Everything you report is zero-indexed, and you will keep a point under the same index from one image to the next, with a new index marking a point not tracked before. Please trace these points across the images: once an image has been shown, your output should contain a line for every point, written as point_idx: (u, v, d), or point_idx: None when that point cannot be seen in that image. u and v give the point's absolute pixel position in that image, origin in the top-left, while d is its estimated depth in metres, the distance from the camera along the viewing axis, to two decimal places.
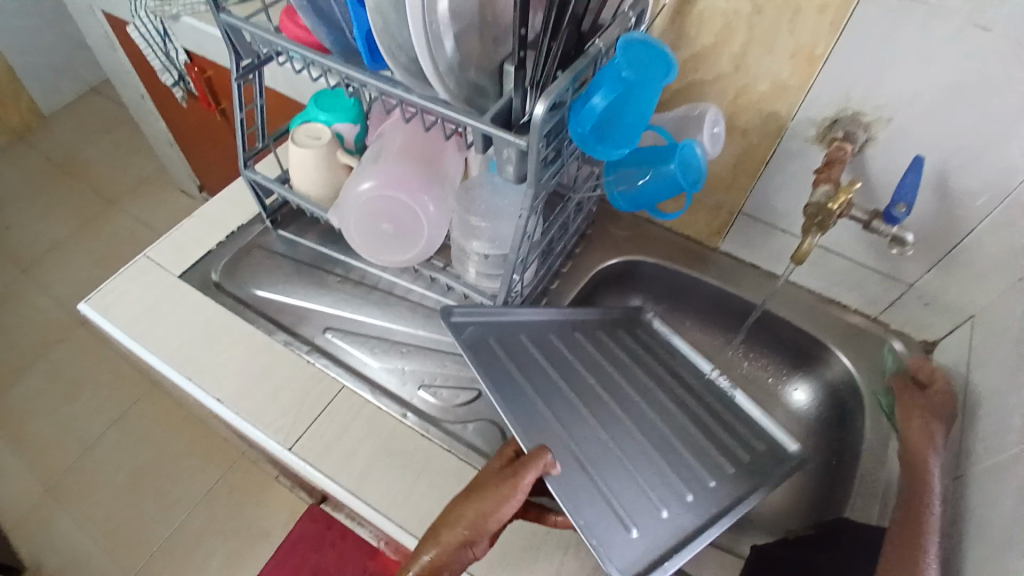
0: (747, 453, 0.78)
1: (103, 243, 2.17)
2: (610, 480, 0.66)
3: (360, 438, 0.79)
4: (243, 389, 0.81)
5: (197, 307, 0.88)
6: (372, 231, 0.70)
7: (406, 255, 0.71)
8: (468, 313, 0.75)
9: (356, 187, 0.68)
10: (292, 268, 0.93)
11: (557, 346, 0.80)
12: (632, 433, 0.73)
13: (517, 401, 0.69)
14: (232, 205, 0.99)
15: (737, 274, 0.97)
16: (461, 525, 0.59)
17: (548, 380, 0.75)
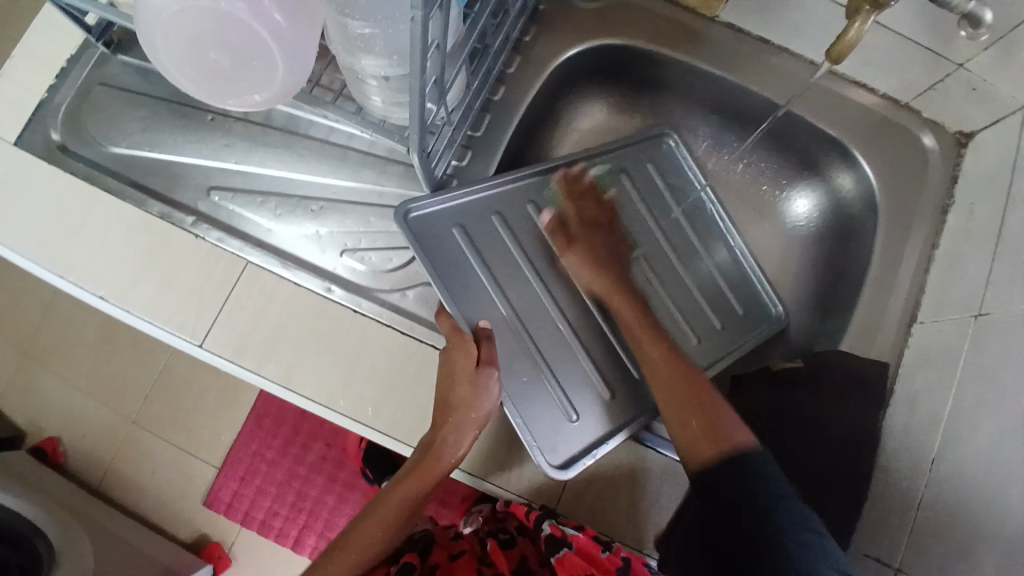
0: (721, 311, 0.73)
1: None
2: (558, 368, 0.67)
3: (280, 324, 0.65)
4: (129, 281, 0.65)
5: (43, 179, 0.67)
6: (195, 66, 0.47)
7: (255, 96, 0.49)
8: (427, 205, 0.65)
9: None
10: (153, 110, 0.71)
11: (533, 210, 0.70)
12: (594, 310, 0.70)
13: (467, 291, 0.66)
14: (47, 25, 0.71)
15: (734, 54, 0.72)
16: (462, 435, 0.58)
17: (495, 266, 0.68)
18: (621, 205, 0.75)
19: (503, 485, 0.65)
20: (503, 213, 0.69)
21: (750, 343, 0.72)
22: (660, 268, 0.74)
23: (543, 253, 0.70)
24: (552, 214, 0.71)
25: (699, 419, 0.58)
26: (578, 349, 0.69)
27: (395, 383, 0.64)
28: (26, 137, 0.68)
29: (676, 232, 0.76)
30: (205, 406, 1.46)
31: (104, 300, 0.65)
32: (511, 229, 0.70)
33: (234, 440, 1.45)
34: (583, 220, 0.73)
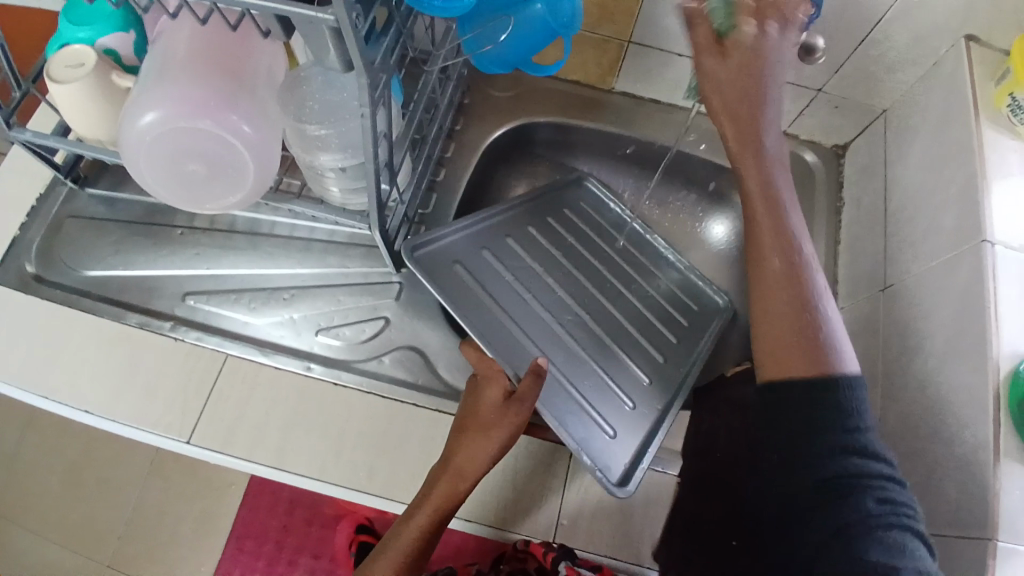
0: (679, 308, 0.81)
1: None
2: (580, 383, 0.71)
3: (266, 407, 0.68)
4: (114, 392, 0.68)
5: (23, 310, 0.70)
6: (177, 178, 0.54)
7: (231, 199, 0.56)
8: (427, 242, 0.72)
9: (138, 126, 0.51)
10: (123, 231, 0.76)
11: (516, 248, 0.78)
12: (594, 329, 0.76)
13: (480, 315, 0.71)
14: (15, 170, 0.77)
15: (637, 114, 0.85)
16: (479, 461, 0.60)
17: (497, 292, 0.74)
18: (555, 243, 0.81)
19: (500, 527, 0.67)
20: (489, 249, 0.77)
21: (712, 337, 0.78)
22: (631, 287, 0.81)
23: (536, 283, 0.77)
24: (524, 246, 0.79)
25: (790, 333, 0.54)
26: (590, 362, 0.73)
27: (383, 445, 0.67)
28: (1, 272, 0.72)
29: (622, 253, 0.84)
30: (184, 537, 1.40)
31: (90, 414, 0.67)
32: (500, 259, 0.77)
33: (218, 565, 1.38)
34: (553, 249, 0.81)
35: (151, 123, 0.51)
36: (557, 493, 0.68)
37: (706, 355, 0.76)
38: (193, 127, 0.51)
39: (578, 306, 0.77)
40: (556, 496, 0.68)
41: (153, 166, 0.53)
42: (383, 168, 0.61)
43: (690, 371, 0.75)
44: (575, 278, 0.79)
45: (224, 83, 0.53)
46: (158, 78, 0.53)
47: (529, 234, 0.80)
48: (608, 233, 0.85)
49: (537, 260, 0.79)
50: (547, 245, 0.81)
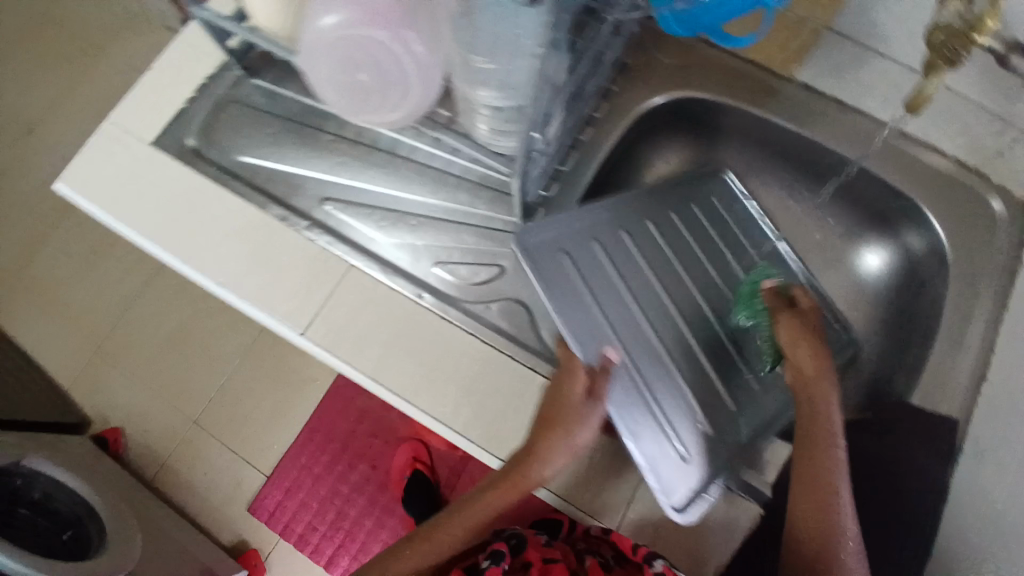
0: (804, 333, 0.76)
1: (88, 89, 1.75)
2: (660, 388, 0.69)
3: (374, 323, 0.70)
4: (247, 271, 0.73)
5: (180, 180, 0.76)
6: (343, 83, 0.55)
7: (388, 114, 0.57)
8: (538, 226, 0.70)
9: (317, 26, 0.52)
10: (278, 126, 0.79)
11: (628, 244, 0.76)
12: (688, 340, 0.73)
13: (570, 303, 0.69)
14: (197, 46, 0.81)
15: (813, 109, 0.76)
16: (555, 462, 0.62)
17: (594, 285, 0.72)
18: (683, 257, 0.78)
19: (567, 502, 0.66)
20: (599, 242, 0.74)
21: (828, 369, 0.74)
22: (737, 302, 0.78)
23: (642, 280, 0.75)
24: (640, 242, 0.77)
25: (812, 494, 0.59)
26: (676, 371, 0.71)
27: (471, 388, 0.68)
28: (168, 140, 0.78)
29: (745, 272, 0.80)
30: (263, 414, 1.53)
31: (223, 288, 0.73)
32: (608, 251, 0.74)
33: (287, 449, 1.51)
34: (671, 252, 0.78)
35: (329, 25, 0.52)
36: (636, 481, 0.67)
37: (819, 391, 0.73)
38: (367, 35, 0.52)
39: (677, 312, 0.75)
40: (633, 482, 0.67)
41: (325, 71, 0.55)
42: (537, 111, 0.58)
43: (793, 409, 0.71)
44: (687, 285, 0.77)
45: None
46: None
47: (646, 227, 0.78)
48: (729, 237, 0.82)
49: (648, 258, 0.76)
50: (660, 242, 0.78)
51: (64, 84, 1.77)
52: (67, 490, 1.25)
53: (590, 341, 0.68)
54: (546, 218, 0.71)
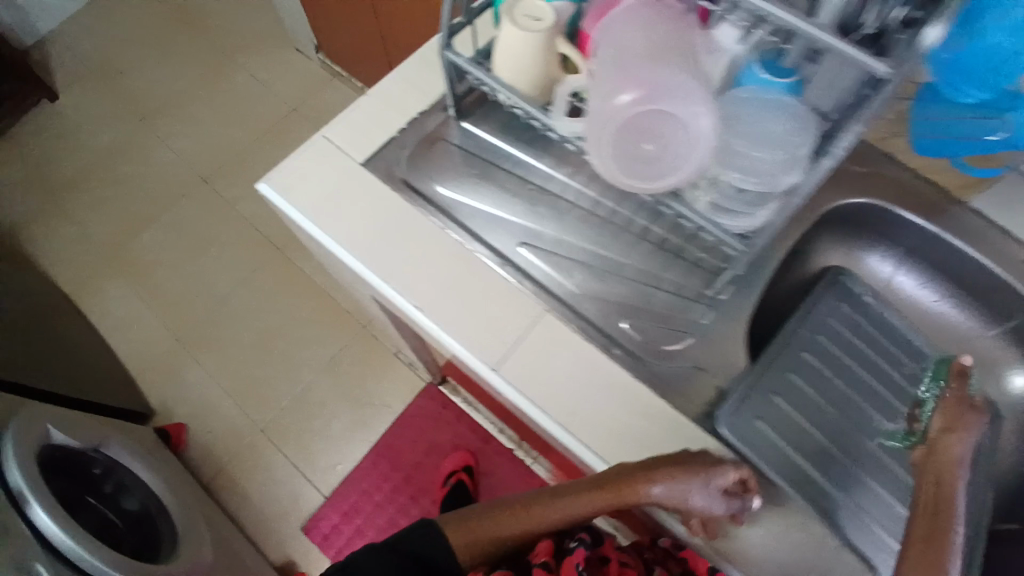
0: None
1: (218, 95, 1.88)
2: (880, 519, 0.68)
3: (566, 369, 0.71)
4: (444, 300, 0.75)
5: (385, 203, 0.80)
6: (625, 154, 0.58)
7: (661, 184, 0.59)
8: (726, 411, 0.71)
9: (614, 104, 0.56)
10: (479, 167, 0.83)
11: (800, 381, 0.76)
12: (890, 464, 0.73)
13: (772, 459, 0.70)
14: (412, 83, 0.87)
15: (994, 233, 0.79)
16: (655, 483, 0.63)
17: (793, 441, 0.72)
18: (853, 389, 0.79)
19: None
20: (779, 395, 0.74)
21: None
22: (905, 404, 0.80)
23: (817, 402, 0.76)
24: (807, 374, 0.77)
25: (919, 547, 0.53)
26: (891, 495, 0.71)
27: (656, 448, 0.68)
28: (375, 163, 0.82)
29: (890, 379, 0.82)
30: (332, 430, 1.56)
31: (417, 310, 0.75)
32: (791, 396, 0.75)
33: (352, 471, 1.52)
34: (836, 376, 0.79)
35: (627, 103, 0.56)
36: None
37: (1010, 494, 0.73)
38: (664, 111, 0.55)
39: (858, 436, 0.75)
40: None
41: (612, 140, 0.57)
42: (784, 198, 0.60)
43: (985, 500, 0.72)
44: (857, 402, 0.78)
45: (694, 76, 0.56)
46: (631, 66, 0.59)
47: (808, 353, 0.79)
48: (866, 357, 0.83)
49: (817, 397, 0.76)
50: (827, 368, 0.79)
51: (190, 83, 1.89)
52: (137, 482, 1.16)
53: (803, 492, 0.68)
54: (739, 388, 0.72)
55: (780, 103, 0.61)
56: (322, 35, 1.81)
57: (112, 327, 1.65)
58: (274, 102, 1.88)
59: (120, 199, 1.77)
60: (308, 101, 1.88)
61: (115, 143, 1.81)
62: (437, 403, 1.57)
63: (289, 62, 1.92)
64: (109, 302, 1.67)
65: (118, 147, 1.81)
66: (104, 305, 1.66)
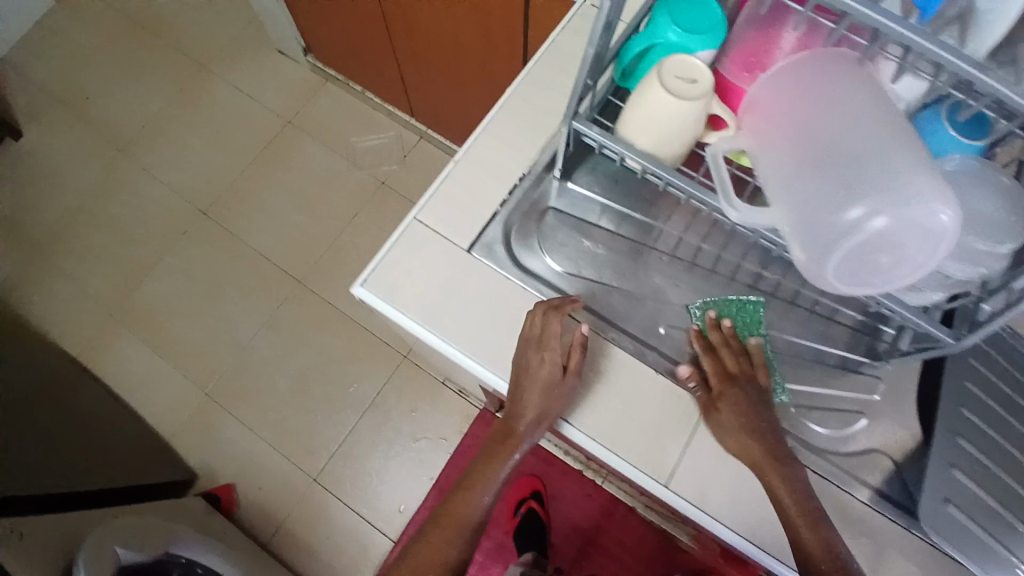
0: None
1: (207, 118, 1.73)
2: None
3: (738, 469, 0.67)
4: (595, 408, 0.69)
5: (501, 294, 0.70)
6: (846, 267, 0.52)
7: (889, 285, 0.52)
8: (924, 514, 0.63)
9: (838, 220, 0.51)
10: (595, 236, 0.74)
11: (975, 451, 0.67)
12: None
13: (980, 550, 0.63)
14: (502, 143, 0.76)
15: None
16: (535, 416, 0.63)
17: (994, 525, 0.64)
18: None
19: None
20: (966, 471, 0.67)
21: None
22: None
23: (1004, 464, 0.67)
24: (978, 437, 0.67)
25: None
26: None
27: None
28: (483, 249, 0.72)
29: None
30: (388, 472, 1.47)
31: (568, 423, 0.68)
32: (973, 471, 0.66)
33: (416, 512, 1.44)
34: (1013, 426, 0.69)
35: (855, 219, 0.50)
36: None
37: None
38: (900, 223, 0.48)
39: None
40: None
41: (830, 250, 0.51)
42: (1003, 287, 0.55)
43: None
44: None
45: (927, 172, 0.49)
46: (842, 161, 0.52)
47: (974, 409, 0.69)
48: None
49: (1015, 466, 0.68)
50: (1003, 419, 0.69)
51: (173, 109, 1.74)
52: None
53: None
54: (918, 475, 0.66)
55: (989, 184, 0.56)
56: (307, 37, 1.62)
57: (134, 387, 1.53)
58: (266, 117, 1.72)
59: (120, 247, 1.63)
60: (302, 113, 1.72)
61: (106, 186, 1.68)
62: (492, 428, 1.48)
63: (277, 72, 1.76)
64: (127, 361, 1.55)
65: (110, 190, 1.68)
66: (123, 364, 1.55)
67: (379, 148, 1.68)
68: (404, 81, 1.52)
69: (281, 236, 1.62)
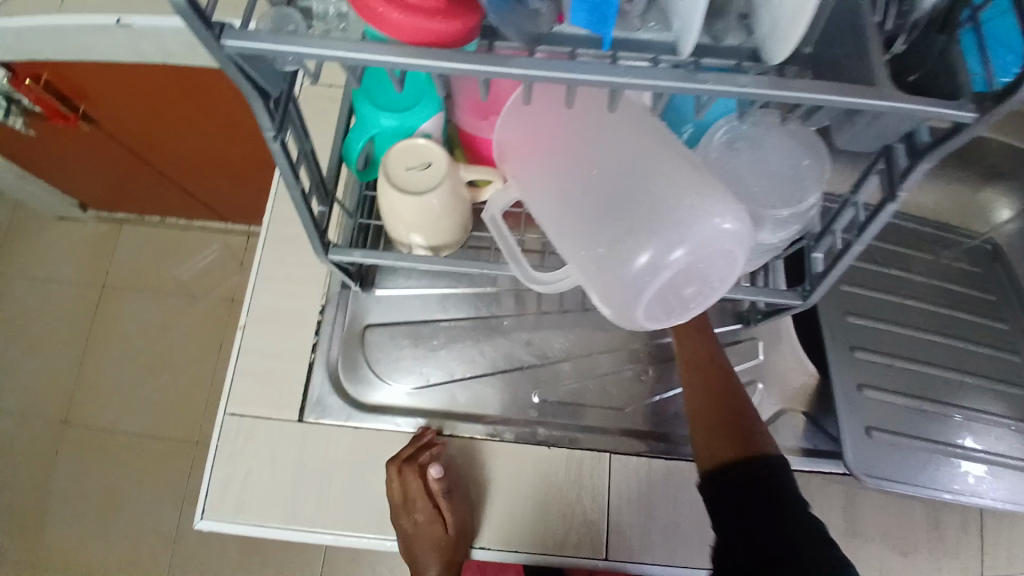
0: (981, 302, 0.76)
1: (10, 324, 1.49)
2: (991, 441, 0.66)
3: (670, 499, 0.62)
4: (504, 516, 0.62)
5: (360, 447, 0.63)
6: (669, 306, 0.45)
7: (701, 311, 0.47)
8: (849, 447, 0.61)
9: (631, 268, 0.43)
10: (427, 332, 0.67)
11: (869, 359, 0.67)
12: (957, 375, 0.70)
13: (903, 461, 0.62)
14: (284, 284, 0.67)
15: None
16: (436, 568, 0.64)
17: (903, 424, 0.65)
18: (898, 320, 0.72)
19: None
20: (866, 384, 0.66)
21: (1002, 321, 0.75)
22: (935, 299, 0.75)
23: (887, 368, 0.68)
24: (864, 343, 0.69)
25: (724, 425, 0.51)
26: (979, 409, 0.68)
27: None
28: (316, 410, 0.64)
29: (906, 285, 0.75)
30: None
31: (487, 548, 0.61)
32: (871, 382, 0.66)
33: None
34: (879, 323, 0.71)
35: (650, 263, 0.42)
36: (973, 527, 0.66)
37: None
38: (697, 253, 0.42)
39: (927, 366, 0.69)
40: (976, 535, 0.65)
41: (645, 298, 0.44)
42: (826, 234, 0.50)
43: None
44: (908, 334, 0.71)
45: (703, 182, 0.43)
46: (613, 196, 0.44)
47: (849, 322, 0.69)
48: (892, 266, 0.76)
49: (899, 352, 0.69)
50: (869, 321, 0.70)
51: None
52: None
53: (944, 472, 0.63)
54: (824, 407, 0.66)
55: (771, 131, 0.50)
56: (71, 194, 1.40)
57: None
58: (76, 294, 1.51)
59: None
60: (113, 272, 1.52)
61: None
62: None
63: (64, 239, 1.53)
64: None
65: None
66: None
67: (209, 268, 1.52)
68: (199, 196, 1.35)
69: (159, 407, 1.44)
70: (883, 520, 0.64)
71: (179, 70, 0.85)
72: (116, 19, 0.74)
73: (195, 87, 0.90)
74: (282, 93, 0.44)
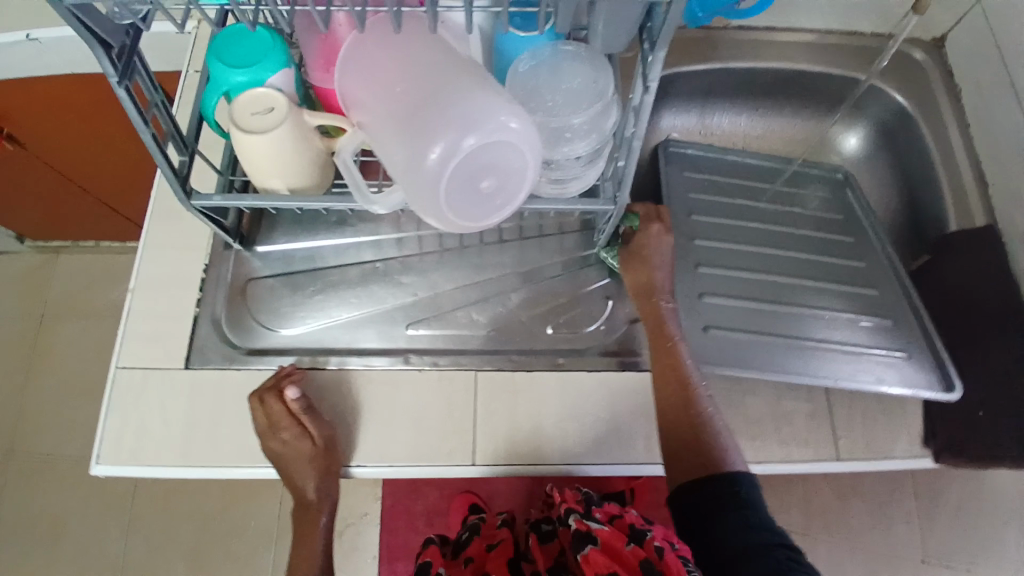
0: (824, 224, 0.85)
1: None
2: (836, 334, 0.72)
3: (532, 409, 0.68)
4: (380, 436, 0.66)
5: (244, 388, 0.67)
6: (472, 202, 0.52)
7: (509, 210, 0.54)
8: (688, 342, 0.68)
9: (429, 163, 0.49)
10: (306, 279, 0.72)
11: (716, 273, 0.75)
12: (800, 282, 0.77)
13: (743, 354, 0.69)
14: (173, 247, 0.72)
15: (752, 46, 0.86)
16: (313, 484, 0.68)
17: (745, 323, 0.72)
18: (747, 239, 0.80)
19: (790, 459, 0.68)
20: (708, 292, 0.73)
21: (846, 236, 0.83)
22: (781, 223, 0.83)
23: (733, 280, 0.75)
24: (711, 260, 0.76)
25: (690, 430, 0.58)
26: (825, 309, 0.74)
27: (644, 411, 0.68)
28: (202, 356, 0.68)
29: (755, 212, 0.84)
30: None
31: (364, 465, 0.66)
32: (716, 291, 0.74)
33: None
34: (726, 243, 0.79)
35: (442, 156, 0.49)
36: (827, 416, 0.70)
37: (878, 236, 0.82)
38: (480, 147, 0.49)
39: (772, 275, 0.77)
40: (823, 422, 0.70)
41: (445, 193, 0.50)
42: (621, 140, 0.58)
43: (865, 258, 0.80)
44: (753, 250, 0.79)
45: (488, 91, 0.50)
46: (418, 110, 0.51)
47: (698, 245, 0.78)
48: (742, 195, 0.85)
49: (743, 266, 0.77)
50: (717, 242, 0.79)
51: None
52: None
53: (784, 362, 0.69)
54: None
55: (564, 58, 0.57)
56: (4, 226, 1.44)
57: None
58: (12, 323, 1.52)
59: None
60: (49, 300, 1.54)
61: None
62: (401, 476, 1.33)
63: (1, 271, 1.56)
64: None
65: None
66: None
67: None
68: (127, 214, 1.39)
69: None
70: (733, 414, 0.69)
71: (86, 79, 0.92)
72: (25, 35, 0.82)
73: (103, 96, 0.97)
74: (124, 46, 0.51)
